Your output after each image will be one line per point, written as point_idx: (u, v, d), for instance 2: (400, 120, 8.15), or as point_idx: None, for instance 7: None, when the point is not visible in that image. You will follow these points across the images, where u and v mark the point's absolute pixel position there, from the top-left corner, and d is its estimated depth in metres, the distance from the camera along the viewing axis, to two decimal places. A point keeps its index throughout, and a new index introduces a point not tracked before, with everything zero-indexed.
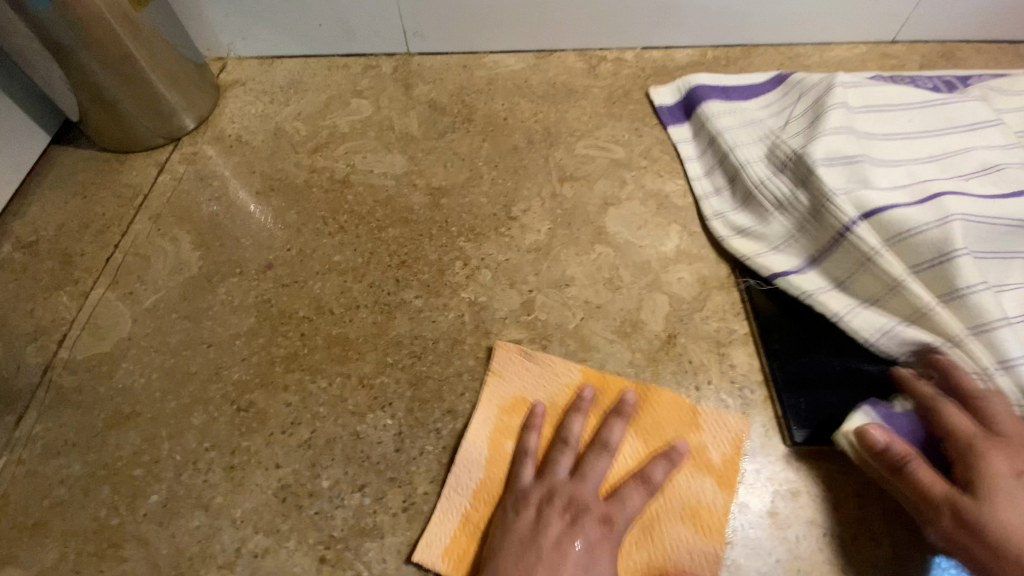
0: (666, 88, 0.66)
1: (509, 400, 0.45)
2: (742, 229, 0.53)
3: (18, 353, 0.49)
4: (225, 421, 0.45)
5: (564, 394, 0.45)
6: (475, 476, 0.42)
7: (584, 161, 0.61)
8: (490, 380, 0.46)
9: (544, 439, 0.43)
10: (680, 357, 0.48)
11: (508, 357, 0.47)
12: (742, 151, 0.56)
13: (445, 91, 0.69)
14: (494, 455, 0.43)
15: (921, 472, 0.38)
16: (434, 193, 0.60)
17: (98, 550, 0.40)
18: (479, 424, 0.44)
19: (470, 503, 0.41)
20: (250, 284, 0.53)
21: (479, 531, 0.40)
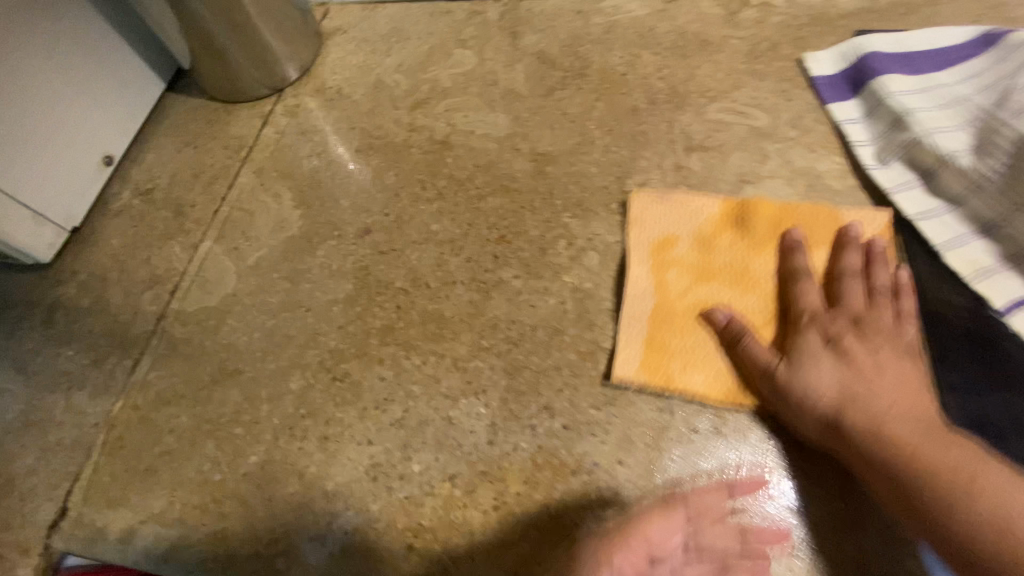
0: (828, 52, 0.54)
1: (657, 238, 0.46)
2: (948, 245, 0.43)
3: (137, 299, 0.52)
4: (321, 390, 0.45)
5: (715, 222, 0.46)
6: (647, 304, 0.43)
7: (716, 128, 0.53)
8: (630, 225, 0.47)
9: (704, 260, 0.45)
10: None
11: (646, 202, 0.48)
12: (940, 141, 0.45)
13: (556, 40, 0.62)
14: (659, 286, 0.44)
15: (750, 343, 0.40)
16: (540, 159, 0.54)
17: (202, 502, 0.41)
18: (637, 266, 0.45)
19: (650, 327, 0.42)
20: (348, 248, 0.51)
21: (668, 342, 0.42)
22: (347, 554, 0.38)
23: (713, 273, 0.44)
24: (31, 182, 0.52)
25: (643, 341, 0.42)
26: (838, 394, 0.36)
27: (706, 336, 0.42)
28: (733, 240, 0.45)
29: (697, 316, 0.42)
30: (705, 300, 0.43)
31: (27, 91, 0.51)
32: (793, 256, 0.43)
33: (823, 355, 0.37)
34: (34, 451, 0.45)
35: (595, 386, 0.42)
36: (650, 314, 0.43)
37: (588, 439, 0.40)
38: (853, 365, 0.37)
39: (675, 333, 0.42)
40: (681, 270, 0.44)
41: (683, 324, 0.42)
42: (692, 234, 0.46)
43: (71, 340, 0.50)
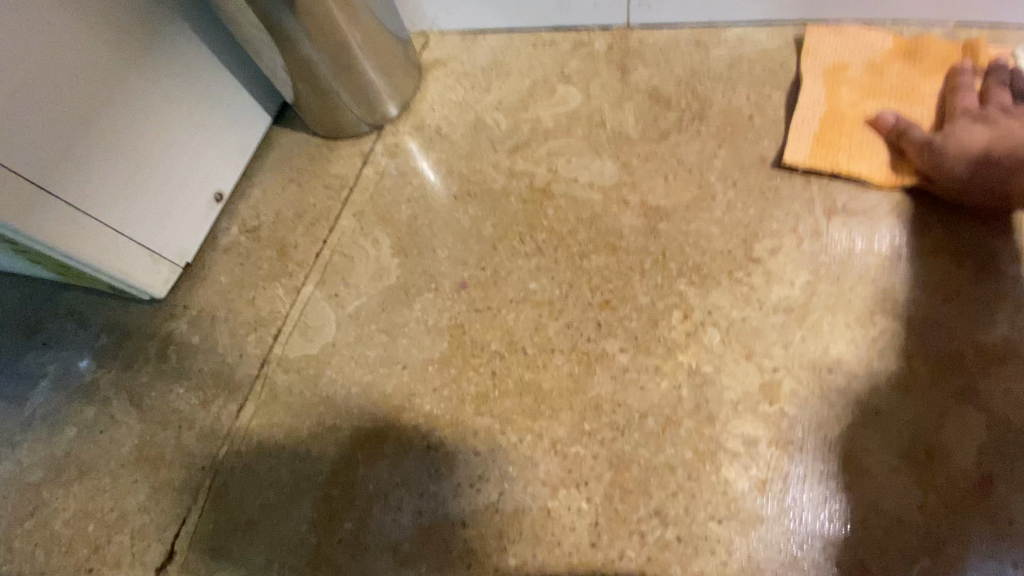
0: None
1: (831, 61, 0.51)
2: None
3: (242, 342, 0.53)
4: (415, 458, 0.43)
5: (887, 50, 0.51)
6: (818, 110, 0.49)
7: (864, 186, 0.46)
8: (803, 54, 0.52)
9: (871, 79, 0.50)
10: (998, 513, 0.35)
11: (821, 34, 0.52)
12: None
13: (672, 76, 0.56)
14: (830, 97, 0.49)
15: (908, 129, 0.45)
16: (651, 214, 0.49)
17: (298, 566, 0.41)
18: (811, 85, 0.50)
19: (819, 126, 0.48)
20: (444, 303, 0.49)
21: (837, 136, 0.47)
22: None
23: (881, 91, 0.49)
24: (151, 224, 0.54)
25: (814, 135, 0.48)
26: (993, 142, 0.41)
27: (873, 134, 0.47)
28: (904, 67, 0.50)
29: (865, 117, 0.48)
30: (872, 110, 0.48)
31: (153, 139, 0.53)
32: (957, 75, 0.47)
33: (975, 125, 0.43)
34: (144, 488, 0.47)
35: (715, 495, 0.37)
36: (822, 117, 0.48)
37: (705, 558, 0.35)
38: (1004, 126, 0.42)
39: (844, 131, 0.47)
40: (850, 86, 0.50)
41: (851, 126, 0.47)
42: (864, 61, 0.51)
43: (181, 377, 0.53)
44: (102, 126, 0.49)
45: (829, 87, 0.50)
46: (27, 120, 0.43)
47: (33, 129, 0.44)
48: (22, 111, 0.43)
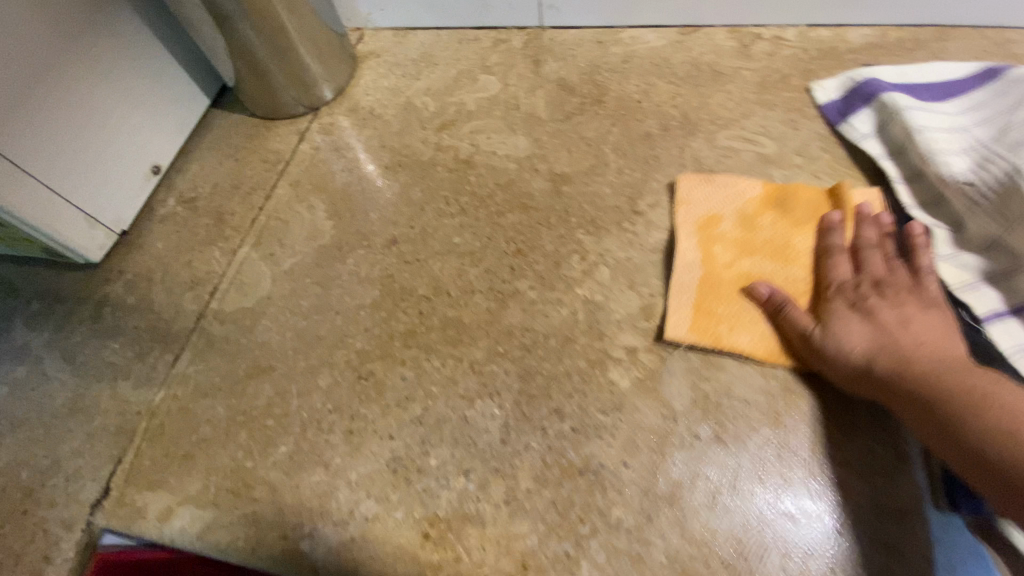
0: (833, 80, 0.57)
1: (703, 216, 0.50)
2: (950, 258, 0.44)
3: (178, 299, 0.56)
4: (347, 387, 0.48)
5: (757, 200, 0.50)
6: (695, 275, 0.47)
7: (725, 155, 0.56)
8: (677, 205, 0.51)
9: (744, 233, 0.49)
10: (823, 391, 0.42)
11: (691, 185, 0.52)
12: (948, 160, 0.46)
13: (576, 68, 0.66)
14: (705, 257, 0.48)
15: (790, 311, 0.43)
16: (557, 178, 0.57)
17: (233, 487, 0.44)
18: (686, 242, 0.49)
19: (697, 294, 0.46)
20: (375, 257, 0.55)
21: (716, 303, 0.45)
22: (366, 540, 0.41)
23: (756, 248, 0.48)
24: (89, 189, 0.56)
25: (693, 305, 0.46)
26: (871, 344, 0.40)
27: (752, 302, 0.45)
28: (775, 219, 0.49)
29: (742, 283, 0.46)
30: (748, 272, 0.47)
31: (92, 106, 0.56)
32: (828, 235, 0.46)
33: (852, 316, 0.41)
34: (79, 434, 0.49)
35: (603, 392, 0.44)
36: (699, 283, 0.46)
37: (595, 442, 0.42)
38: (880, 322, 0.40)
39: (723, 300, 0.45)
40: (724, 244, 0.48)
41: (728, 292, 0.46)
42: (735, 213, 0.50)
43: (116, 334, 0.55)
44: (43, 91, 0.51)
45: (703, 246, 0.48)
46: None
47: None
48: None
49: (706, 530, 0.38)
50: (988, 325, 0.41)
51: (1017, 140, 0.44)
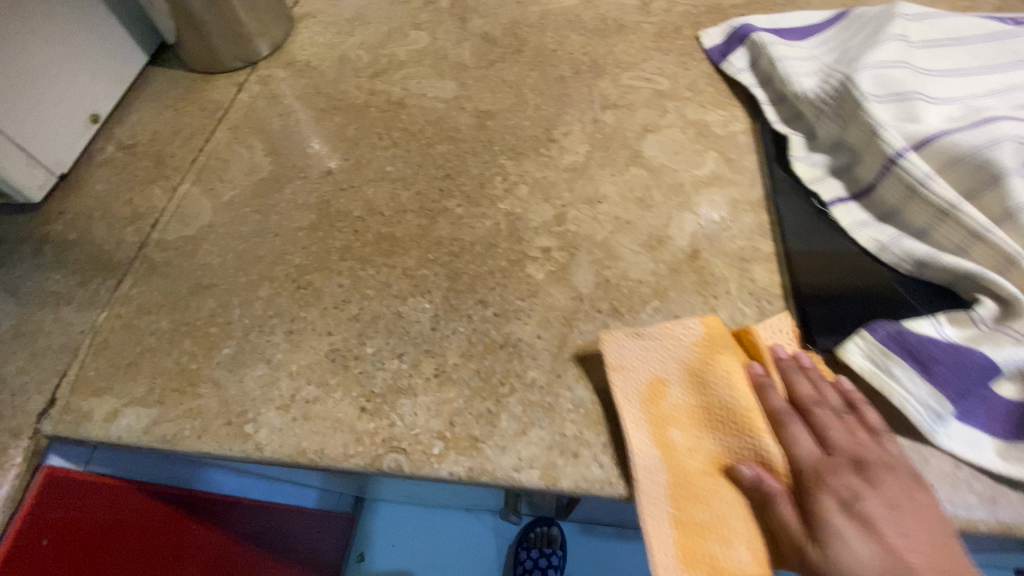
0: (716, 29, 0.66)
1: (646, 383, 0.42)
2: (805, 158, 0.53)
3: (119, 233, 0.58)
4: (287, 295, 0.51)
5: (695, 352, 0.42)
6: (660, 479, 0.39)
7: (627, 91, 0.63)
8: (613, 375, 0.42)
9: (699, 403, 0.41)
10: (703, 269, 0.49)
11: (620, 347, 0.43)
12: (801, 80, 0.55)
13: (498, 24, 0.72)
14: (665, 449, 0.40)
15: (781, 510, 0.36)
16: (481, 115, 0.63)
17: (178, 387, 0.47)
18: (636, 430, 0.40)
19: (672, 503, 0.38)
20: (312, 186, 0.58)
21: (694, 509, 0.38)
22: (307, 419, 0.44)
23: (711, 417, 0.40)
24: (32, 128, 0.58)
25: (671, 527, 0.37)
26: (884, 562, 0.33)
27: (731, 498, 0.38)
28: (725, 368, 0.41)
29: (710, 468, 0.39)
30: (711, 451, 0.39)
31: (38, 51, 0.58)
32: (772, 395, 0.40)
33: (851, 524, 0.34)
34: (24, 355, 0.51)
35: (522, 284, 0.50)
36: (667, 486, 0.38)
37: (515, 322, 0.48)
38: (882, 529, 0.34)
39: (699, 503, 0.38)
40: (677, 422, 0.41)
41: (704, 490, 0.38)
42: (680, 376, 0.42)
43: (59, 267, 0.57)
44: None
45: (657, 431, 0.40)
46: None
47: None
48: None
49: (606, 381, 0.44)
50: (832, 207, 0.50)
51: (852, 58, 0.53)
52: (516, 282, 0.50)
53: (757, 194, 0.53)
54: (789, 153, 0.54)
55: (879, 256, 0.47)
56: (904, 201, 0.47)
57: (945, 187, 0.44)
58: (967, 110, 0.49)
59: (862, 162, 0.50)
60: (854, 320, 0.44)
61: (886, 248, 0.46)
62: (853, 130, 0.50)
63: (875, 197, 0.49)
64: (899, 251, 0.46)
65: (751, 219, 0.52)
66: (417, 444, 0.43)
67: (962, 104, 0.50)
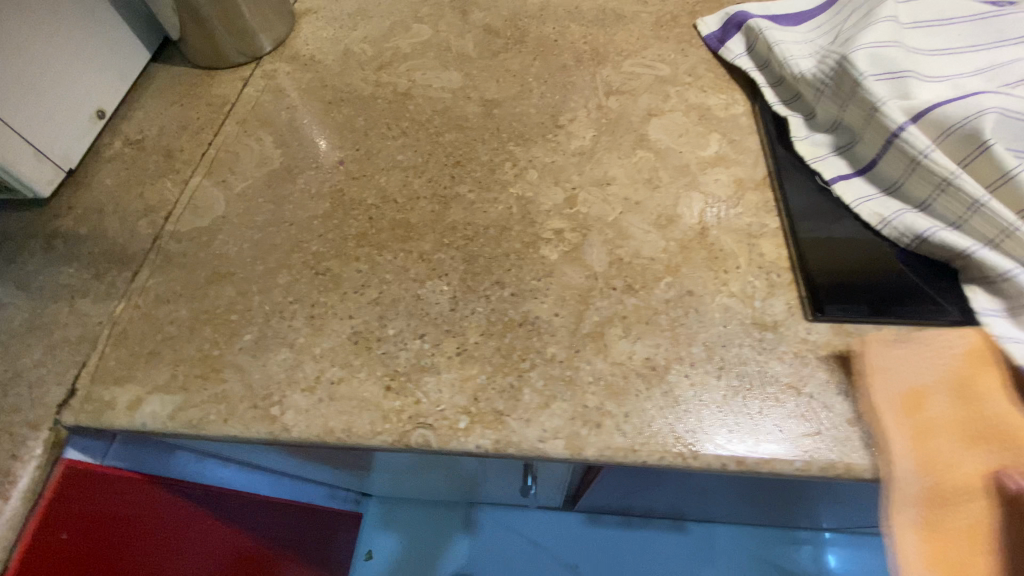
0: (712, 18, 0.68)
1: (908, 391, 0.41)
2: (807, 138, 0.55)
3: (132, 226, 0.58)
4: (306, 282, 0.52)
5: (967, 366, 0.41)
6: (915, 486, 0.39)
7: (630, 77, 0.65)
8: (870, 383, 0.42)
9: (961, 416, 0.40)
10: (712, 245, 0.51)
11: (885, 355, 0.42)
12: (798, 62, 0.57)
13: (499, 16, 0.73)
14: (926, 458, 0.39)
15: None
16: (487, 104, 0.64)
17: (201, 373, 0.47)
18: (893, 438, 0.40)
19: (927, 508, 0.39)
20: (324, 176, 0.59)
21: (950, 513, 0.39)
22: (333, 399, 0.45)
23: (977, 431, 0.39)
24: (38, 123, 0.58)
25: (923, 528, 0.39)
26: None
27: (987, 512, 0.38)
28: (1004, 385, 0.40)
29: (972, 481, 0.39)
30: (976, 463, 0.39)
31: (43, 47, 0.58)
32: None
33: None
34: (40, 348, 0.51)
35: (537, 263, 0.51)
36: (924, 493, 0.39)
37: (532, 301, 0.49)
38: None
39: (956, 509, 0.39)
40: (937, 440, 0.40)
41: (961, 498, 0.39)
42: (943, 387, 0.41)
43: (71, 261, 0.57)
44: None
45: (920, 447, 0.40)
46: None
47: None
48: None
49: (624, 354, 0.45)
50: (836, 184, 0.52)
51: (847, 38, 0.55)
52: (532, 262, 0.52)
53: (759, 173, 0.55)
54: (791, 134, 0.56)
55: (880, 230, 0.48)
56: (905, 174, 0.48)
57: (944, 159, 0.46)
58: (955, 88, 0.51)
59: (863, 137, 0.51)
60: (860, 288, 0.47)
61: (887, 223, 0.48)
62: (852, 107, 0.52)
63: (876, 172, 0.50)
64: (899, 226, 0.47)
65: (756, 197, 0.54)
66: (442, 419, 0.44)
67: (950, 82, 0.52)
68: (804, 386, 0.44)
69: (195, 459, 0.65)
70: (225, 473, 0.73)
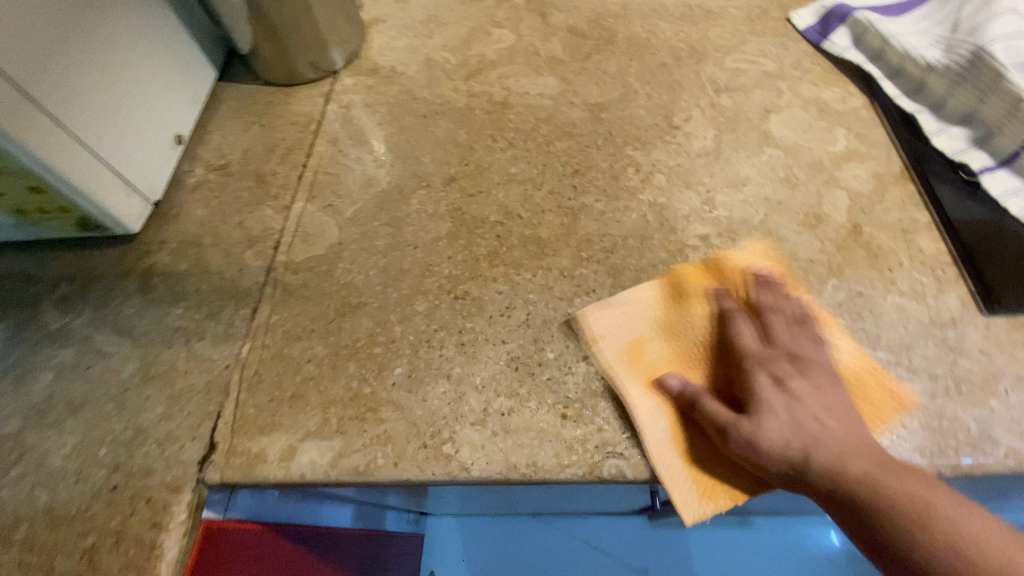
0: (807, 11, 0.66)
1: (628, 346, 0.45)
2: (940, 130, 0.54)
3: (238, 258, 0.54)
4: (447, 308, 0.49)
5: (653, 307, 0.47)
6: (664, 425, 0.42)
7: (736, 74, 0.63)
8: (597, 343, 0.45)
9: (691, 348, 0.45)
10: (869, 244, 0.50)
11: (596, 313, 0.46)
12: (924, 53, 0.56)
13: (582, 17, 0.71)
14: (658, 397, 0.43)
15: (708, 404, 0.41)
16: (593, 108, 0.62)
17: (356, 414, 0.44)
18: (633, 385, 0.43)
19: (674, 441, 0.41)
20: (438, 194, 0.56)
21: (689, 436, 0.42)
22: (508, 432, 0.42)
23: (689, 359, 0.44)
24: (124, 151, 0.53)
25: (682, 458, 0.41)
26: (827, 429, 0.39)
27: (678, 423, 0.42)
28: (695, 311, 0.46)
29: (665, 409, 0.42)
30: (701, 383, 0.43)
31: (123, 70, 0.53)
32: (760, 293, 0.45)
33: (773, 395, 0.40)
34: (163, 400, 0.47)
35: None
36: (671, 428, 0.42)
37: None
38: (798, 400, 0.39)
39: (678, 441, 0.41)
40: (703, 356, 0.44)
41: (676, 420, 0.42)
42: (655, 332, 0.46)
43: (175, 299, 0.52)
44: (80, 46, 0.48)
45: (663, 391, 0.43)
46: (19, 26, 0.43)
47: (23, 33, 0.43)
48: (17, 15, 0.42)
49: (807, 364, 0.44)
50: (982, 176, 0.50)
51: (973, 28, 0.54)
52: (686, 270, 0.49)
53: (896, 167, 0.54)
54: (922, 126, 0.55)
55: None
56: None
57: None
58: None
59: (1005, 130, 0.51)
60: None
61: None
62: (991, 101, 0.52)
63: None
64: None
65: (898, 191, 0.52)
66: (633, 448, 0.41)
67: None
68: (997, 382, 0.43)
69: (307, 506, 0.60)
70: (337, 514, 0.68)
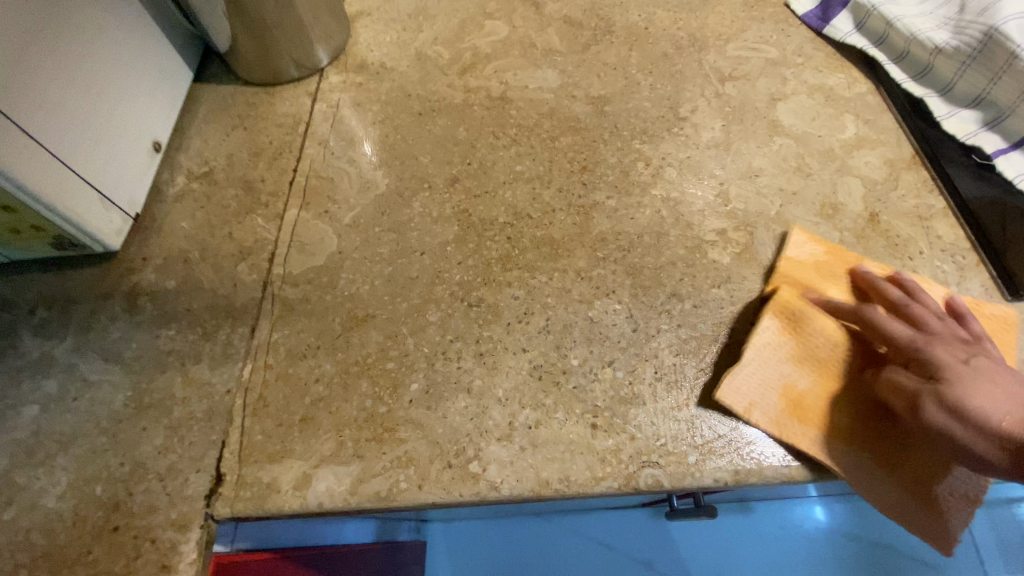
0: None
1: (784, 397, 0.41)
2: (950, 114, 0.54)
3: (231, 273, 0.50)
4: (462, 317, 0.46)
5: (784, 340, 0.42)
6: (865, 465, 0.39)
7: (739, 62, 0.61)
8: (755, 408, 0.40)
9: (848, 371, 0.41)
10: (888, 233, 0.49)
11: (734, 380, 0.41)
12: (931, 35, 0.55)
13: (577, 6, 0.69)
14: (840, 437, 0.40)
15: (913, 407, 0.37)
16: (596, 101, 0.60)
17: (374, 435, 0.41)
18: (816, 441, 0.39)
19: (884, 476, 0.39)
20: (442, 196, 0.54)
21: (896, 463, 0.39)
22: (537, 446, 0.40)
23: (842, 380, 0.41)
24: (99, 162, 0.49)
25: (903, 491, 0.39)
26: None
27: (877, 455, 0.39)
28: (819, 325, 0.43)
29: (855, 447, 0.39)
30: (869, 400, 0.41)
31: (93, 73, 0.48)
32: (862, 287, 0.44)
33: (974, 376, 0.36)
34: (159, 432, 0.43)
35: (711, 268, 0.48)
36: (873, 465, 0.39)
37: (718, 311, 0.46)
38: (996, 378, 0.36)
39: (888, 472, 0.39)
40: (850, 373, 0.41)
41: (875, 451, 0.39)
42: (798, 365, 0.42)
43: (165, 320, 0.48)
44: (46, 49, 0.44)
45: (848, 428, 0.40)
46: None
47: None
48: None
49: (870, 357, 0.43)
50: (995, 160, 0.51)
51: (983, 7, 0.53)
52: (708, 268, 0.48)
53: (907, 152, 0.54)
54: (931, 111, 0.54)
55: None
56: None
57: None
58: None
59: (1017, 112, 0.51)
60: None
61: None
62: (1002, 82, 0.52)
63: None
64: None
65: (911, 178, 0.52)
66: (669, 456, 0.40)
67: None
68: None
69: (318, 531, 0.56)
70: None
